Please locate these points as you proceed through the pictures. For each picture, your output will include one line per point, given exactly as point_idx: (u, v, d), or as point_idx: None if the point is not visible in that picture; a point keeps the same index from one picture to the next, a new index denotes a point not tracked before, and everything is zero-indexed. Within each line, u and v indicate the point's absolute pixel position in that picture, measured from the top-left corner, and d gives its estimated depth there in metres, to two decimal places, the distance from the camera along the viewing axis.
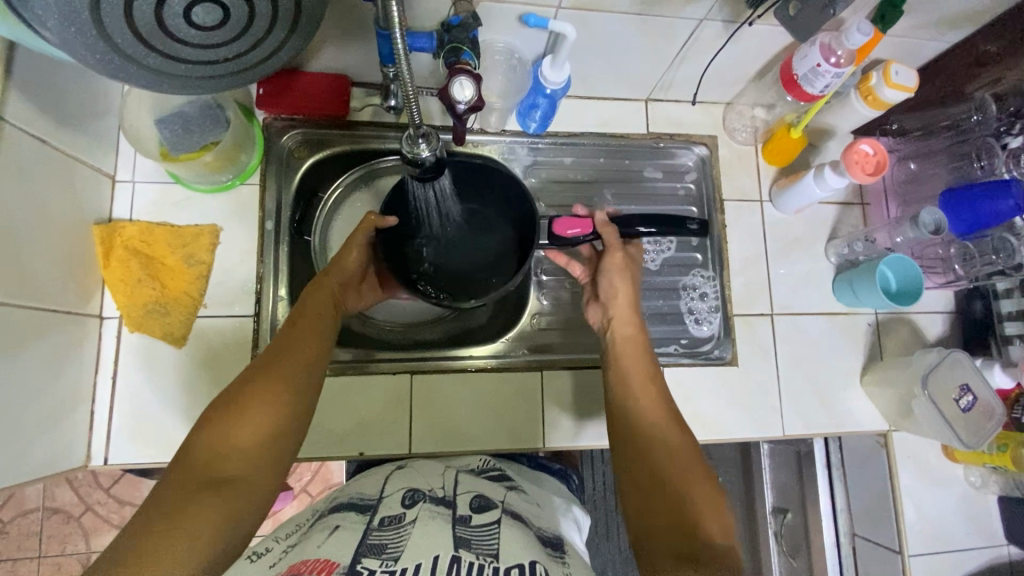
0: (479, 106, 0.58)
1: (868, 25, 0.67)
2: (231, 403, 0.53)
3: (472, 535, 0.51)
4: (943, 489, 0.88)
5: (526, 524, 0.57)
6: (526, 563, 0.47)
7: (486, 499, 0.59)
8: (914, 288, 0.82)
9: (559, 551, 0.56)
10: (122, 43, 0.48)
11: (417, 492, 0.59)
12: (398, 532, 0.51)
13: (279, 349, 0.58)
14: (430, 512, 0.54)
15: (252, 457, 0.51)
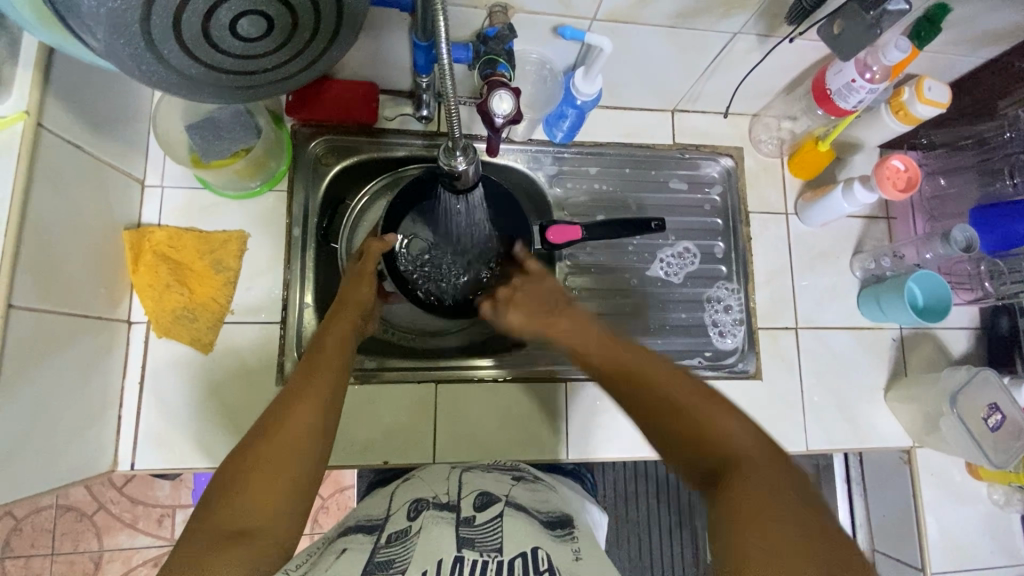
0: (516, 119, 0.58)
1: (906, 41, 0.66)
2: (259, 435, 0.54)
3: (477, 535, 0.52)
4: (966, 508, 0.87)
5: (530, 513, 0.58)
6: (527, 550, 0.50)
7: (489, 495, 0.59)
8: (942, 304, 0.82)
9: (568, 530, 0.57)
10: (167, 54, 0.48)
11: (421, 500, 0.59)
12: (404, 544, 0.50)
13: (300, 381, 0.60)
14: (433, 517, 0.54)
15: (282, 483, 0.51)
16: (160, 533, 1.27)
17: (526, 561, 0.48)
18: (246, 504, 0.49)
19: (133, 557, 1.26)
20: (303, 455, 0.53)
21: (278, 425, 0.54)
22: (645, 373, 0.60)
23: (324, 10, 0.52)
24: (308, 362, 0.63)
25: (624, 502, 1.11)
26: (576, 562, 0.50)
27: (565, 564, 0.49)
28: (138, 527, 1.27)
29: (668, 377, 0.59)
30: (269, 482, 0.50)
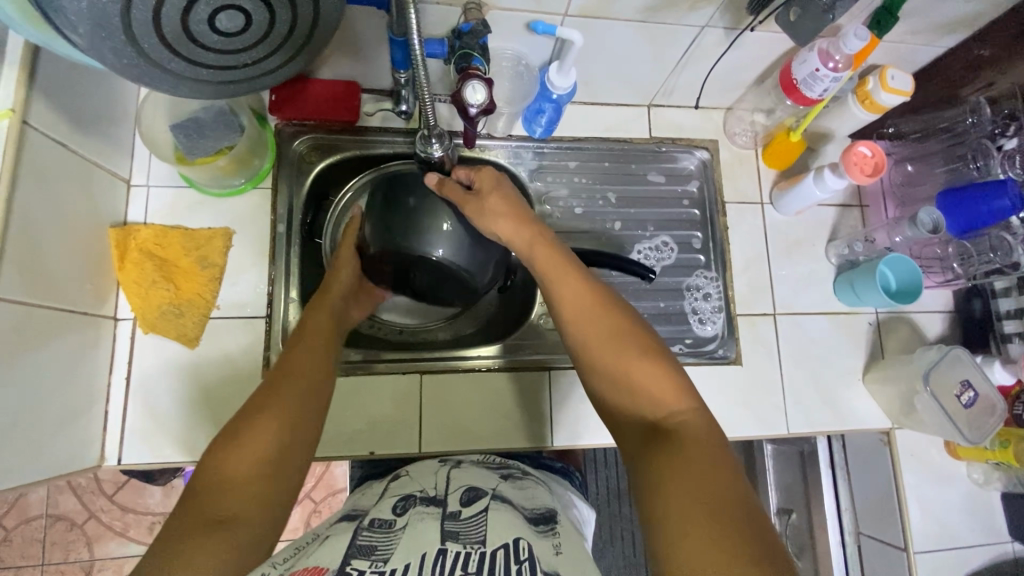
0: (490, 109, 0.60)
1: (865, 31, 0.69)
2: (239, 425, 0.54)
3: (462, 528, 0.52)
4: (946, 489, 0.89)
5: (516, 507, 0.58)
6: (509, 542, 0.50)
7: (475, 492, 0.60)
8: (914, 287, 0.84)
9: (550, 525, 0.57)
10: (148, 49, 0.50)
11: (408, 497, 0.60)
12: (388, 535, 0.52)
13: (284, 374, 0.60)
14: (420, 514, 0.55)
15: (263, 470, 0.51)
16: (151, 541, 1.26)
17: (508, 551, 0.48)
18: (229, 490, 0.49)
19: (125, 565, 1.25)
20: (283, 444, 0.54)
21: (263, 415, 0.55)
22: (602, 338, 0.59)
23: (301, 5, 0.53)
24: (290, 355, 0.63)
25: (613, 495, 1.12)
26: (557, 556, 0.51)
27: (547, 558, 0.50)
28: (129, 536, 1.26)
29: (623, 329, 0.59)
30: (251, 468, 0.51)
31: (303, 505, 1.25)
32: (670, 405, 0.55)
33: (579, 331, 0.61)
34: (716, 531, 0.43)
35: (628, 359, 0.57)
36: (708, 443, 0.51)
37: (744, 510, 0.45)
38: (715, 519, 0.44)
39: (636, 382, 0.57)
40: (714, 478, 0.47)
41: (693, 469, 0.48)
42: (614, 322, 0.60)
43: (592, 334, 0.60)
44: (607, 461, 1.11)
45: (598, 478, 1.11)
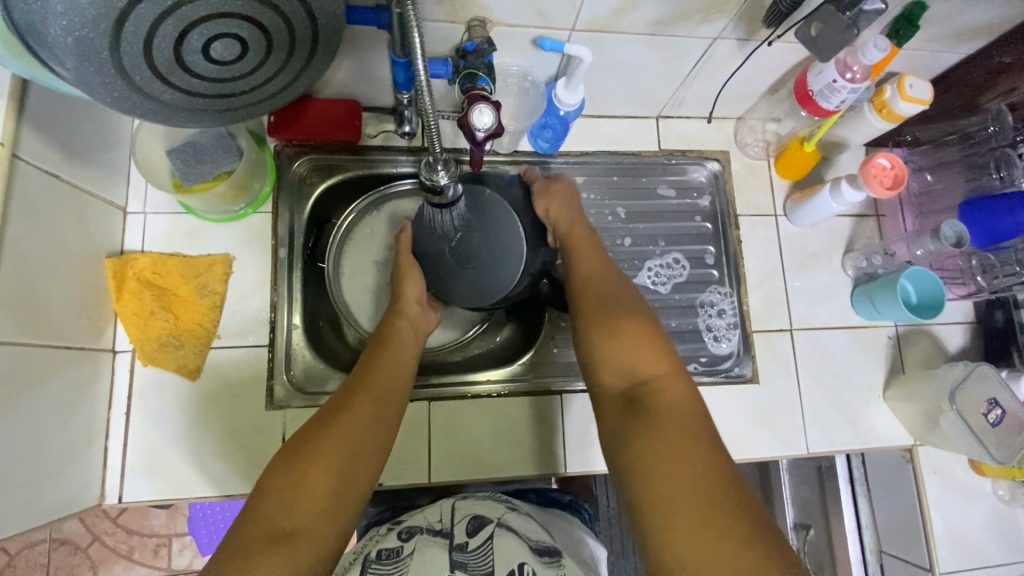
0: (497, 133, 0.57)
1: (885, 41, 0.66)
2: (315, 429, 0.55)
3: (469, 559, 0.52)
4: (972, 506, 0.86)
5: (522, 539, 0.56)
6: (515, 568, 0.50)
7: (481, 518, 0.59)
8: (936, 301, 0.81)
9: (555, 558, 0.55)
10: (140, 81, 0.48)
11: (416, 525, 0.60)
12: (396, 565, 0.52)
13: (358, 384, 0.60)
14: (427, 541, 0.55)
15: (335, 484, 0.51)
16: (156, 564, 1.24)
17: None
18: (302, 499, 0.49)
19: None
20: (356, 459, 0.54)
21: (339, 422, 0.56)
22: (598, 307, 0.64)
23: (299, 30, 0.51)
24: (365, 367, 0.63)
25: None
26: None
27: None
28: (134, 559, 1.24)
29: (616, 299, 0.65)
30: (324, 479, 0.51)
31: None
32: (649, 368, 0.58)
33: (581, 300, 0.66)
34: (692, 493, 0.46)
35: (617, 324, 0.61)
36: (686, 404, 0.54)
37: (714, 470, 0.48)
38: (693, 483, 0.47)
39: (621, 348, 0.60)
40: (690, 437, 0.50)
41: (669, 428, 0.51)
42: (609, 295, 0.65)
43: (593, 303, 0.65)
44: None
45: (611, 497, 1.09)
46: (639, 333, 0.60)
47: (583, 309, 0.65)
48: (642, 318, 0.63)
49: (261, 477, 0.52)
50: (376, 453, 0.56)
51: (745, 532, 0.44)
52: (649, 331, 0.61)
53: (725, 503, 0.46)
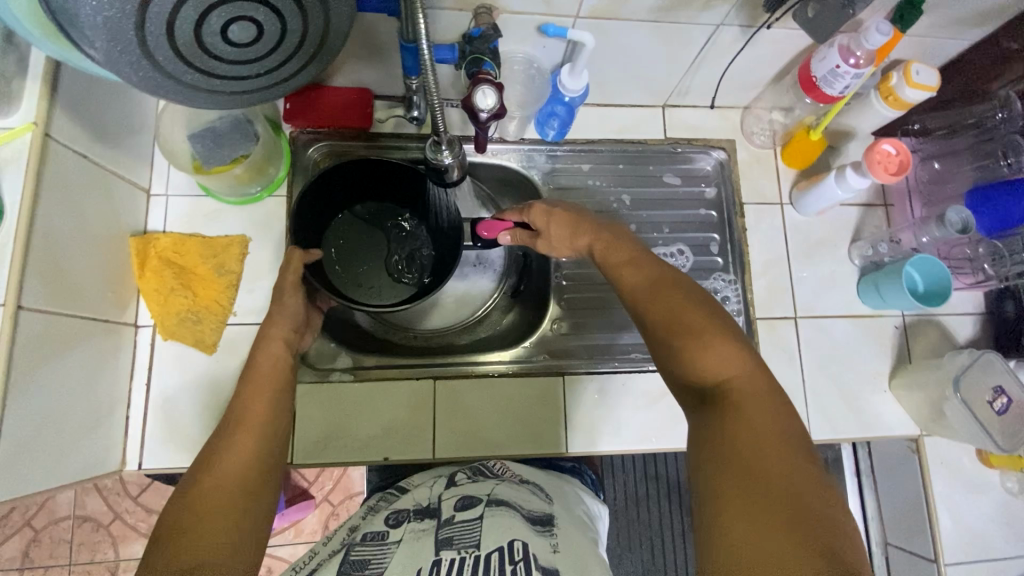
0: (501, 114, 0.60)
1: (887, 25, 0.66)
2: (195, 475, 0.53)
3: (455, 533, 0.54)
4: (979, 498, 0.85)
5: (515, 508, 0.58)
6: (504, 544, 0.50)
7: (470, 497, 0.61)
8: (942, 289, 0.81)
9: (547, 526, 0.57)
10: (163, 61, 0.50)
11: (402, 512, 0.62)
12: (381, 548, 0.54)
13: (236, 417, 0.58)
14: (413, 532, 0.56)
15: (231, 514, 0.51)
16: None
17: (502, 553, 0.49)
18: (196, 539, 0.49)
19: None
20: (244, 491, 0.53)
21: (223, 459, 0.55)
22: (676, 316, 0.57)
23: (311, 15, 0.54)
24: (242, 397, 0.60)
25: (632, 505, 1.10)
26: (553, 553, 0.51)
27: (544, 555, 0.50)
28: None
29: (685, 304, 0.57)
30: (220, 516, 0.51)
31: (321, 508, 1.21)
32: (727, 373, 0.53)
33: (650, 312, 0.59)
34: (759, 509, 0.44)
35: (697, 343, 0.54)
36: (764, 404, 0.51)
37: (799, 483, 0.46)
38: (755, 493, 0.45)
39: (698, 354, 0.54)
40: (776, 448, 0.48)
41: (748, 443, 0.48)
42: (681, 298, 0.58)
43: (668, 314, 0.57)
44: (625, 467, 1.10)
45: (615, 485, 1.10)
46: (713, 335, 0.55)
47: (657, 321, 0.58)
48: (720, 322, 0.56)
49: (154, 527, 0.51)
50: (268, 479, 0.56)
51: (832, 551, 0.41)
52: (724, 334, 0.55)
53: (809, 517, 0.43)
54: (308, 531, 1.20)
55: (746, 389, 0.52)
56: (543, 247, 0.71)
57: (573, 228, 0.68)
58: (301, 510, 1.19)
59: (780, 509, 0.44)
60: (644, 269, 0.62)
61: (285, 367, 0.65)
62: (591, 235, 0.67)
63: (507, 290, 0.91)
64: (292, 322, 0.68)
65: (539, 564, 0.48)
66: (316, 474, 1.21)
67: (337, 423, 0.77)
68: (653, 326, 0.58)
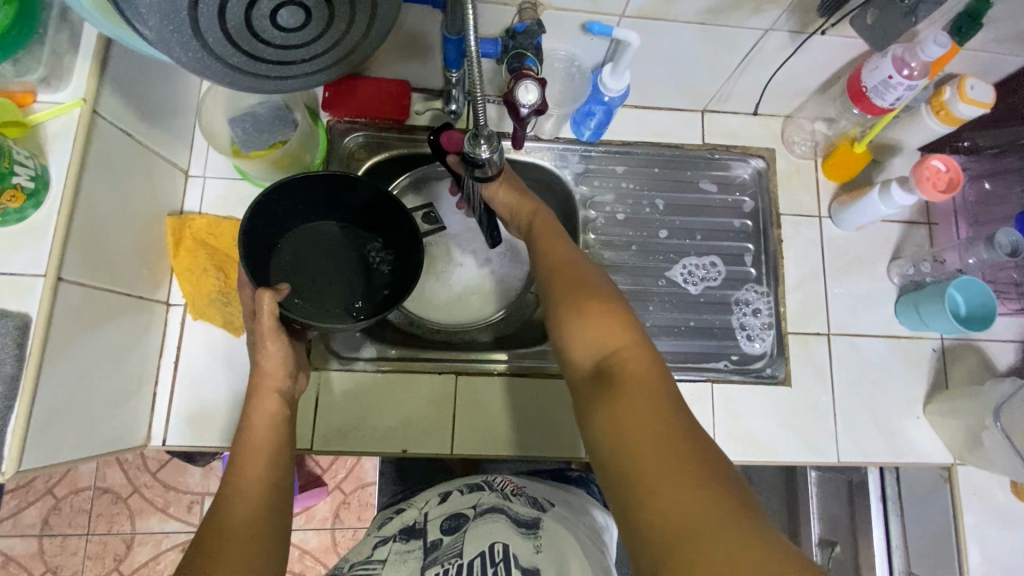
0: (541, 110, 0.59)
1: (945, 36, 0.64)
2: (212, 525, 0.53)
3: (442, 551, 0.53)
4: (1011, 532, 0.82)
5: (502, 513, 0.58)
6: (485, 550, 0.50)
7: (458, 515, 0.59)
8: (986, 313, 0.78)
9: (534, 528, 0.56)
10: (212, 43, 0.51)
11: (391, 533, 0.61)
12: (368, 571, 0.53)
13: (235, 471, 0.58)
14: (400, 553, 0.56)
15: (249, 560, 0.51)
16: (189, 520, 1.25)
17: (483, 558, 0.49)
18: None
19: (162, 541, 1.24)
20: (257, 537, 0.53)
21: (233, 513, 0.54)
22: (577, 291, 0.61)
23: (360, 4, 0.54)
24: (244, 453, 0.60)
25: None
26: (536, 553, 0.51)
27: (523, 559, 0.50)
28: (169, 513, 1.25)
29: (586, 282, 0.62)
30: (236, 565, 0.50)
31: (333, 496, 1.22)
32: (615, 340, 0.56)
33: (557, 288, 0.63)
34: (665, 445, 0.46)
35: (591, 310, 0.59)
36: (649, 366, 0.54)
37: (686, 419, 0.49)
38: (657, 429, 0.47)
39: (595, 328, 0.58)
40: (659, 392, 0.51)
41: (640, 394, 0.51)
42: (583, 275, 0.63)
43: (571, 284, 0.62)
44: None
45: None
46: (606, 306, 0.59)
47: (560, 297, 0.62)
48: (610, 294, 0.61)
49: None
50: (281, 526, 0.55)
51: (722, 472, 0.45)
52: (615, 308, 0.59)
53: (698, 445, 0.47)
54: (319, 518, 1.20)
55: (634, 352, 0.55)
56: (486, 197, 0.75)
57: (520, 195, 0.74)
58: (314, 497, 1.19)
59: (677, 454, 0.46)
60: (563, 247, 0.68)
61: (283, 419, 0.64)
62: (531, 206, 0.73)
63: (533, 288, 0.90)
64: (283, 372, 0.66)
65: (519, 563, 0.49)
66: (331, 461, 1.21)
67: (357, 415, 0.77)
68: (557, 305, 0.62)
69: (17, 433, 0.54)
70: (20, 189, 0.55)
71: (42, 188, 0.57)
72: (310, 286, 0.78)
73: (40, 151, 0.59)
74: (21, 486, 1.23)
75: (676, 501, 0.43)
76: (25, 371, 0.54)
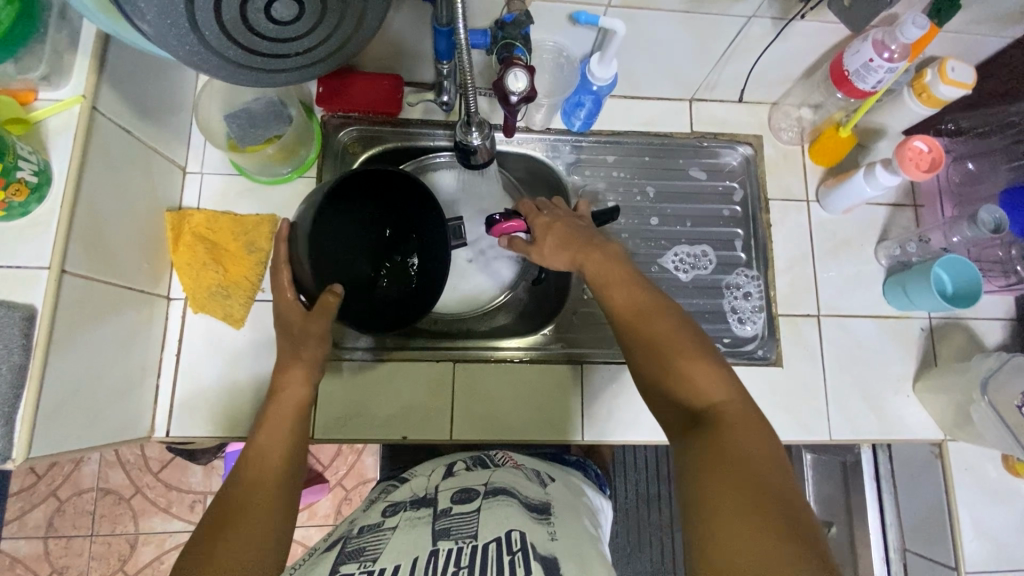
0: (530, 97, 0.61)
1: (924, 19, 0.65)
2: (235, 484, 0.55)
3: (452, 525, 0.54)
4: (1004, 508, 0.83)
5: (513, 496, 0.59)
6: (501, 535, 0.50)
7: (467, 490, 0.61)
8: (972, 290, 0.80)
9: (545, 514, 0.57)
10: (209, 36, 0.52)
11: (398, 503, 0.61)
12: (378, 536, 0.54)
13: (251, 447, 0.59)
14: (409, 519, 0.56)
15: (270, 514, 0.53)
16: (193, 519, 1.26)
17: (500, 543, 0.49)
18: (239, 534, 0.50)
19: (166, 540, 1.25)
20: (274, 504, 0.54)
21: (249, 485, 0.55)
22: (663, 338, 0.57)
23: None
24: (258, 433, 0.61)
25: (643, 505, 1.10)
26: (551, 540, 0.51)
27: (541, 542, 0.50)
28: (172, 512, 1.26)
29: (672, 326, 0.57)
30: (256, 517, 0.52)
31: (335, 492, 1.23)
32: (713, 392, 0.53)
33: (641, 333, 0.58)
34: (747, 510, 0.42)
35: (684, 361, 0.55)
36: (756, 432, 0.49)
37: (788, 491, 0.44)
38: (743, 489, 0.44)
39: (689, 377, 0.54)
40: (760, 459, 0.46)
41: (738, 451, 0.47)
42: (667, 320, 0.58)
43: (659, 330, 0.57)
44: (636, 468, 1.11)
45: (626, 486, 1.11)
46: (697, 354, 0.55)
47: (643, 340, 0.57)
48: (703, 345, 0.56)
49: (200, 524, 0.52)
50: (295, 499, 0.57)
51: (823, 557, 0.40)
52: (713, 358, 0.55)
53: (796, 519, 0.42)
54: (321, 514, 1.21)
55: (737, 412, 0.51)
56: (536, 257, 0.71)
57: (564, 242, 0.68)
58: (317, 493, 1.20)
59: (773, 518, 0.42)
60: (638, 288, 0.62)
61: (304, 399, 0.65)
62: (581, 248, 0.66)
63: (528, 278, 0.91)
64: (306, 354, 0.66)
65: (538, 551, 0.48)
66: (333, 456, 1.22)
67: (358, 401, 0.79)
68: (640, 352, 0.58)
69: (25, 421, 0.55)
70: (24, 184, 0.56)
71: (44, 182, 0.59)
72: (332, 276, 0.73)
73: (42, 147, 0.60)
74: (25, 489, 1.24)
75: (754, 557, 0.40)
76: (32, 360, 0.56)
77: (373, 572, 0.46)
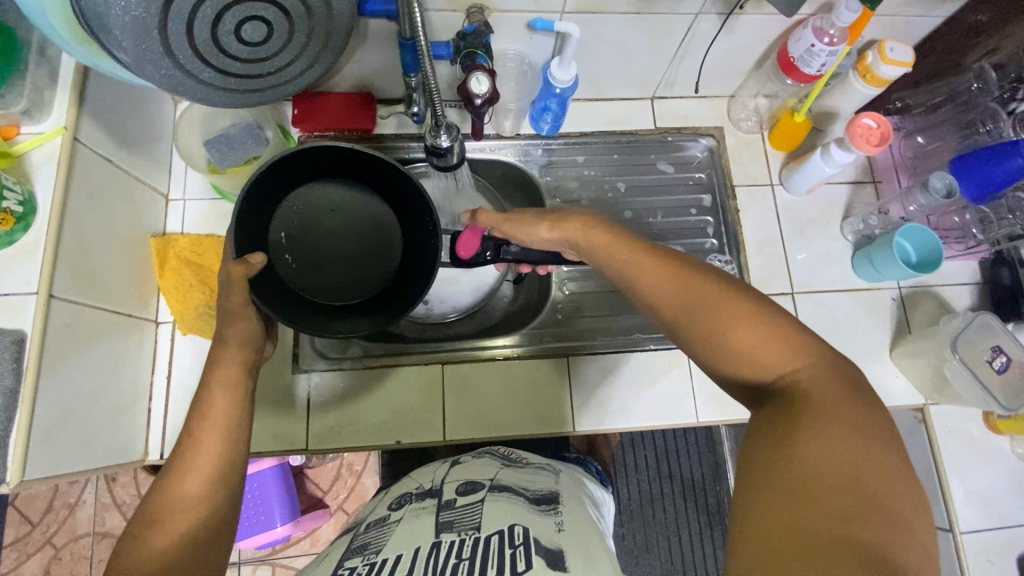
0: (494, 98, 0.65)
1: (856, 3, 0.70)
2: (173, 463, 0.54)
3: (456, 517, 0.55)
4: (992, 468, 0.85)
5: (519, 492, 0.60)
6: (504, 528, 0.51)
7: (473, 483, 0.62)
8: (933, 258, 0.83)
9: (552, 505, 0.59)
10: (183, 59, 0.55)
11: (403, 497, 0.64)
12: (383, 531, 0.56)
13: (183, 433, 0.55)
14: (414, 509, 0.58)
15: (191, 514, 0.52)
16: None
17: (503, 536, 0.50)
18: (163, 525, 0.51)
19: None
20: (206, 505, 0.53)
21: (171, 481, 0.53)
22: (708, 308, 0.53)
23: (317, 14, 0.58)
24: (195, 417, 0.56)
25: (646, 503, 1.10)
26: (558, 531, 0.52)
27: (545, 534, 0.51)
28: None
29: (715, 294, 0.54)
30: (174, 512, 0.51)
31: (335, 517, 1.20)
32: (782, 361, 0.51)
33: (678, 312, 0.55)
34: (794, 498, 0.43)
35: (738, 337, 0.52)
36: (838, 401, 0.47)
37: (862, 458, 0.44)
38: (794, 482, 0.44)
39: (748, 351, 0.52)
40: (834, 434, 0.45)
41: (806, 420, 0.47)
42: (711, 291, 0.54)
43: (689, 304, 0.54)
44: (637, 466, 1.11)
45: (627, 485, 1.10)
46: (754, 321, 0.52)
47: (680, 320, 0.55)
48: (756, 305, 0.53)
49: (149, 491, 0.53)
50: (217, 526, 0.53)
51: (886, 508, 0.42)
52: (775, 326, 0.52)
53: (863, 499, 0.42)
54: (323, 540, 1.19)
55: (812, 382, 0.49)
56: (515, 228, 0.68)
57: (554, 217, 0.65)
58: (317, 519, 1.18)
59: (832, 493, 0.43)
60: (665, 263, 0.57)
61: (245, 391, 0.59)
62: (577, 222, 0.63)
63: (510, 278, 0.94)
64: (243, 339, 0.60)
65: (543, 545, 0.49)
66: (332, 481, 1.20)
67: (350, 409, 0.80)
68: (687, 330, 0.54)
69: (18, 444, 0.56)
70: (10, 213, 0.58)
71: (30, 212, 0.61)
72: (321, 259, 0.74)
73: (26, 179, 0.62)
74: (20, 539, 1.18)
75: (803, 533, 0.41)
76: (23, 384, 0.57)
77: (375, 563, 0.49)
